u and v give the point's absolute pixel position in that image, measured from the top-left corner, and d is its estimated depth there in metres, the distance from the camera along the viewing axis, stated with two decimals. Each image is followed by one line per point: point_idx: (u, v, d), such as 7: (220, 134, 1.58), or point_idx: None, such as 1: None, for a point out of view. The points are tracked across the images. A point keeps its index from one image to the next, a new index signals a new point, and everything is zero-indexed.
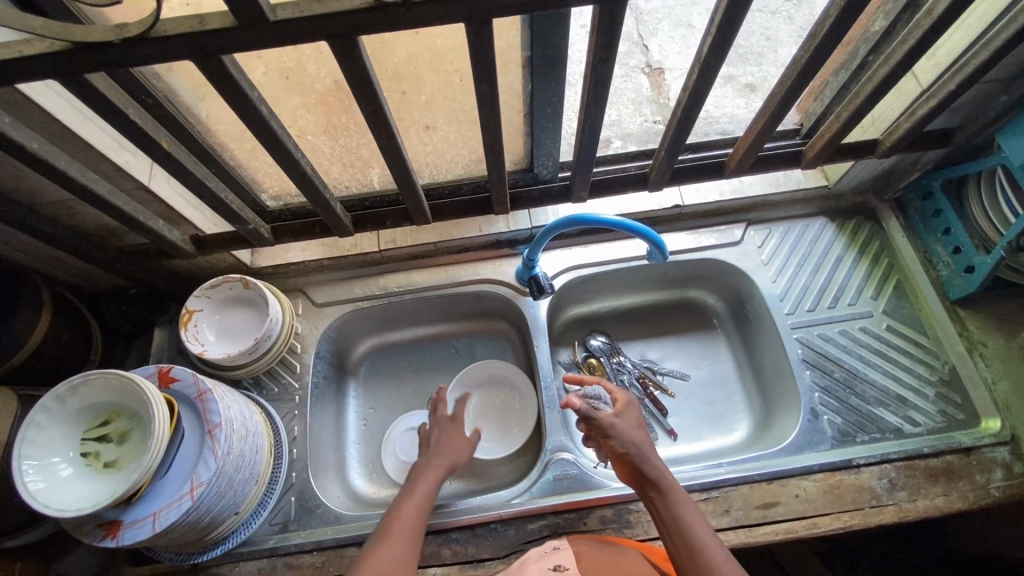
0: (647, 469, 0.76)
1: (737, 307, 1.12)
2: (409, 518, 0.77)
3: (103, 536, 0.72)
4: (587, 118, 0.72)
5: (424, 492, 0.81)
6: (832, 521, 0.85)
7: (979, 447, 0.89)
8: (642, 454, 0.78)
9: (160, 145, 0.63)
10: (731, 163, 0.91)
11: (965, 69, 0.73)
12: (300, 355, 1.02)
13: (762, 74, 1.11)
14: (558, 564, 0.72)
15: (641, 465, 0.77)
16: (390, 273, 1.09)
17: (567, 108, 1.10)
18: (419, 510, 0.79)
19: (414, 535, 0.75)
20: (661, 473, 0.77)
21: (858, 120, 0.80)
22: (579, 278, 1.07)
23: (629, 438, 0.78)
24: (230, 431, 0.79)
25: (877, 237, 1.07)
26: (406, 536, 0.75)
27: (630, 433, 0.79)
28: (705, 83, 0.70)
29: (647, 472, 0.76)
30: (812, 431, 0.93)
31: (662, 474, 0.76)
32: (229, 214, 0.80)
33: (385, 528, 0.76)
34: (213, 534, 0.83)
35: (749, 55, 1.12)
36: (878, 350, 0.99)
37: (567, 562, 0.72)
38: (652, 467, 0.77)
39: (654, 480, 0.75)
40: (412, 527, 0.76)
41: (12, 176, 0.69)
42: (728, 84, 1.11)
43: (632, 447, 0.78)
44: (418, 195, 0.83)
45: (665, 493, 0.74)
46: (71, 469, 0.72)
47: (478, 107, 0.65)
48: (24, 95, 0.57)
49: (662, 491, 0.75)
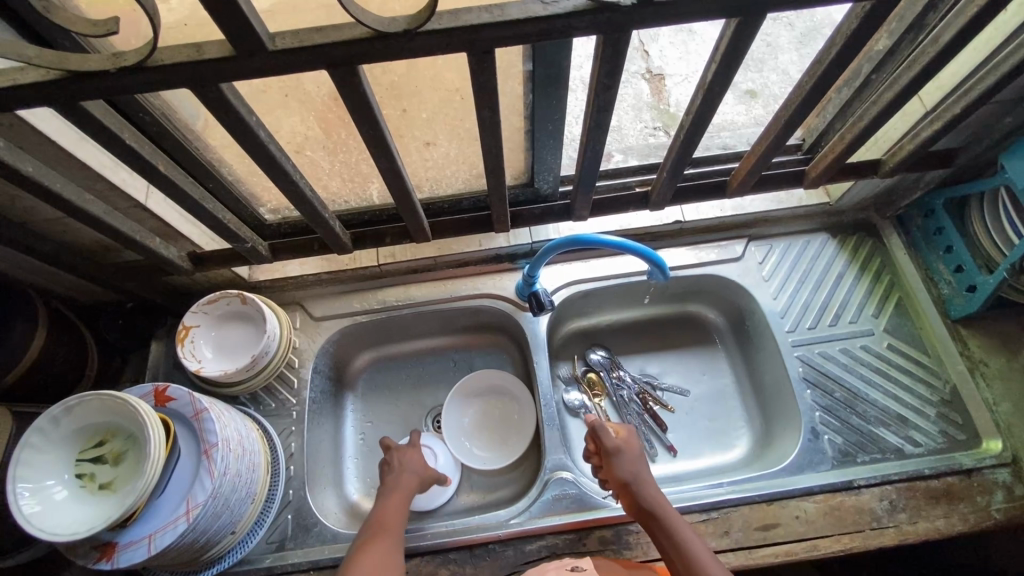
0: (651, 502, 0.77)
1: (738, 322, 1.11)
2: (389, 523, 0.79)
3: (98, 558, 0.72)
4: (589, 138, 0.72)
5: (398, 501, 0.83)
6: (832, 544, 0.85)
7: (980, 469, 0.88)
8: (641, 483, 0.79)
9: (157, 168, 0.62)
10: (734, 181, 0.90)
11: (970, 92, 0.73)
12: (298, 369, 1.01)
13: (762, 81, 1.11)
14: (575, 565, 0.78)
15: (644, 495, 0.78)
16: (389, 287, 1.08)
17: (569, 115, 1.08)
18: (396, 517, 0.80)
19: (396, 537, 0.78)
20: (664, 503, 0.77)
21: (862, 141, 0.80)
22: (579, 293, 1.07)
23: (630, 468, 0.81)
24: (226, 450, 0.78)
25: (878, 254, 1.06)
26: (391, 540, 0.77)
27: (630, 463, 0.81)
28: (709, 105, 0.69)
29: (650, 505, 0.77)
30: (812, 450, 0.93)
31: (661, 503, 0.77)
32: (227, 232, 0.79)
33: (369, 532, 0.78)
34: (209, 554, 0.82)
35: (750, 61, 1.11)
36: (879, 369, 0.98)
37: (584, 564, 0.78)
38: (654, 497, 0.78)
39: (658, 512, 0.76)
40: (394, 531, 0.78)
41: (8, 196, 0.68)
42: (729, 92, 1.10)
43: (633, 475, 0.80)
44: (419, 215, 0.82)
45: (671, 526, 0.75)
46: (66, 491, 0.72)
47: (479, 131, 0.65)
48: (19, 119, 0.56)
49: (668, 523, 0.75)
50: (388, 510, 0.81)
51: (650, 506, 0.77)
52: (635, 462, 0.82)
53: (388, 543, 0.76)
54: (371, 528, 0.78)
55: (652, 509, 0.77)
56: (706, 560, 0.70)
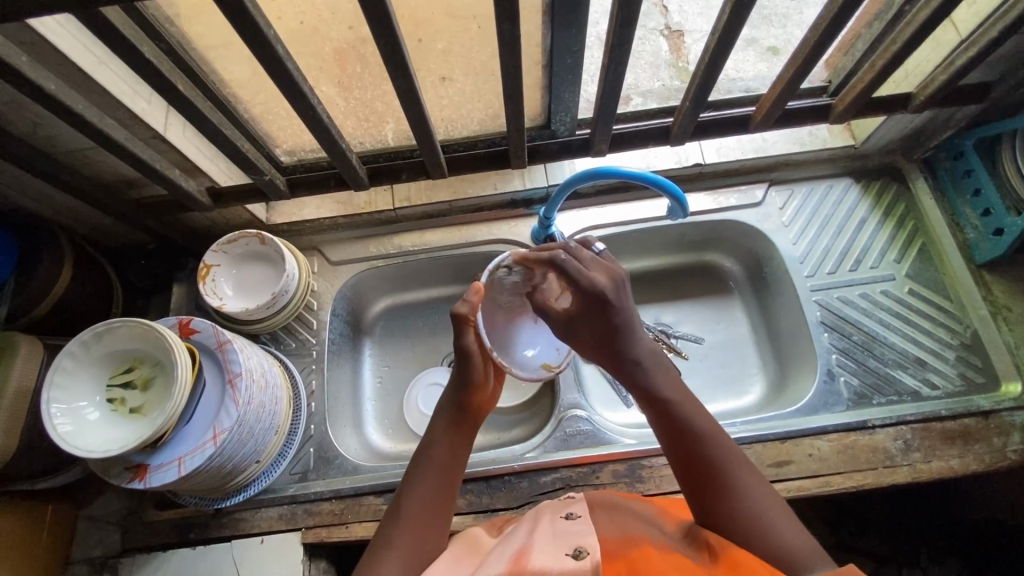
0: (655, 382, 0.63)
1: (755, 270, 1.10)
2: (439, 478, 0.65)
3: (131, 478, 0.75)
4: (612, 62, 0.70)
5: (458, 440, 0.67)
6: (845, 480, 0.86)
7: (998, 411, 0.88)
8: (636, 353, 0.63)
9: (177, 88, 0.63)
10: (757, 116, 0.88)
11: (1011, 12, 0.70)
12: (316, 312, 1.03)
13: (785, 37, 1.05)
14: (570, 512, 0.63)
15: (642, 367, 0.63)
16: (405, 232, 1.08)
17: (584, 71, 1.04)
18: (455, 469, 0.66)
19: (450, 491, 0.65)
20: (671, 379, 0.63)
21: (892, 69, 0.77)
22: (595, 239, 1.06)
23: (620, 321, 0.63)
24: (250, 380, 0.80)
25: (903, 199, 1.04)
26: (441, 502, 0.64)
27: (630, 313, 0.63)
28: (735, 25, 0.67)
29: (660, 387, 0.62)
30: (828, 392, 0.93)
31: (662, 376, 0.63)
32: (246, 164, 0.80)
33: (416, 487, 0.64)
34: (235, 481, 0.85)
35: (773, 16, 1.06)
36: (899, 313, 0.97)
37: (579, 511, 0.64)
38: (656, 370, 0.63)
39: (667, 394, 0.62)
40: (449, 488, 0.65)
41: (31, 122, 0.69)
42: (749, 48, 1.05)
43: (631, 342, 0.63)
44: (435, 145, 0.82)
45: (685, 416, 0.61)
46: (99, 413, 0.75)
47: (499, 47, 0.64)
48: (39, 34, 0.56)
49: (681, 411, 0.61)
50: (452, 457, 0.66)
51: (656, 388, 0.63)
52: (625, 318, 0.63)
53: (443, 507, 0.64)
54: (423, 478, 0.64)
55: (661, 393, 0.62)
56: (727, 456, 0.59)
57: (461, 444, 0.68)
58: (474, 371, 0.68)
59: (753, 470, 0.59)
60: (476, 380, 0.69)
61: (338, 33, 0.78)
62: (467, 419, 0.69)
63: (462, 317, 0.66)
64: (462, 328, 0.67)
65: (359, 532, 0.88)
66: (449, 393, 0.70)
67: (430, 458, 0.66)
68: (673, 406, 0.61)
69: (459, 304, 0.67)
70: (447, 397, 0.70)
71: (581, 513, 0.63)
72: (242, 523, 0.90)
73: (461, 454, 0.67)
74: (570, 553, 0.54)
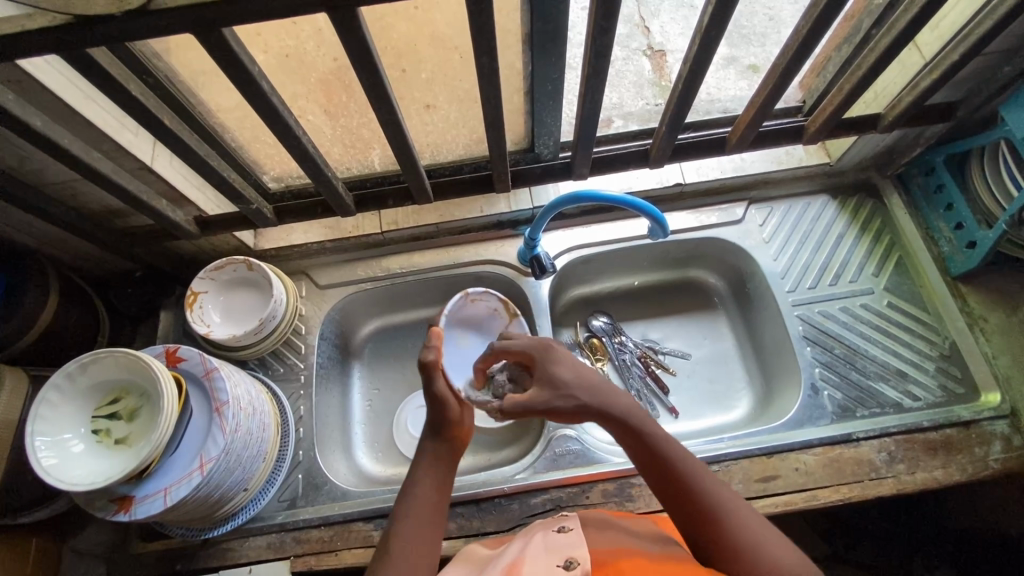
0: (632, 420, 0.65)
1: (738, 285, 1.12)
2: (427, 509, 0.65)
3: (116, 510, 0.74)
4: (589, 90, 0.73)
5: (440, 474, 0.68)
6: (831, 494, 0.87)
7: (978, 421, 0.89)
8: (604, 392, 0.67)
9: (163, 122, 0.64)
10: (733, 137, 0.91)
11: (969, 37, 0.73)
12: (304, 336, 1.03)
13: (764, 56, 1.08)
14: (561, 526, 0.63)
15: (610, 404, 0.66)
16: (393, 255, 1.09)
17: (567, 94, 1.06)
18: (441, 501, 0.67)
19: (437, 525, 0.65)
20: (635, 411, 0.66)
21: (860, 92, 0.81)
22: (580, 258, 1.08)
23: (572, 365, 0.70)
24: (237, 408, 0.80)
25: (878, 215, 1.07)
26: (427, 534, 0.63)
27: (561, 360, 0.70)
28: (706, 52, 0.70)
29: (638, 424, 0.65)
30: (812, 406, 0.94)
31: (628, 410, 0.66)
32: (232, 193, 0.81)
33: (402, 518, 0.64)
34: (223, 510, 0.84)
35: (751, 37, 1.10)
36: (878, 326, 0.99)
37: (570, 524, 0.64)
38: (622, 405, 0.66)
39: (645, 429, 0.64)
40: (436, 524, 0.65)
41: (18, 156, 0.70)
42: (729, 67, 1.08)
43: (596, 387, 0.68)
44: (419, 171, 0.84)
45: (673, 453, 0.62)
46: (84, 445, 0.74)
47: (478, 79, 0.67)
48: (27, 73, 0.58)
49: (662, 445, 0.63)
50: (435, 490, 0.67)
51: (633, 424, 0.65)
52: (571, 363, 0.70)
53: (429, 544, 0.63)
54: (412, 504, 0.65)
55: (640, 429, 0.64)
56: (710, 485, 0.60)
57: (444, 478, 0.69)
58: (448, 412, 0.71)
59: (736, 497, 0.60)
60: (452, 420, 0.71)
61: (323, 62, 0.80)
62: (448, 455, 0.70)
63: (430, 362, 0.71)
64: (429, 372, 0.71)
65: (349, 559, 0.87)
66: (429, 433, 0.72)
67: (414, 500, 0.66)
68: (652, 440, 0.63)
69: (426, 352, 0.72)
70: (428, 440, 0.71)
71: (572, 526, 0.63)
72: (231, 553, 0.89)
73: (444, 491, 0.68)
74: (561, 563, 0.54)
